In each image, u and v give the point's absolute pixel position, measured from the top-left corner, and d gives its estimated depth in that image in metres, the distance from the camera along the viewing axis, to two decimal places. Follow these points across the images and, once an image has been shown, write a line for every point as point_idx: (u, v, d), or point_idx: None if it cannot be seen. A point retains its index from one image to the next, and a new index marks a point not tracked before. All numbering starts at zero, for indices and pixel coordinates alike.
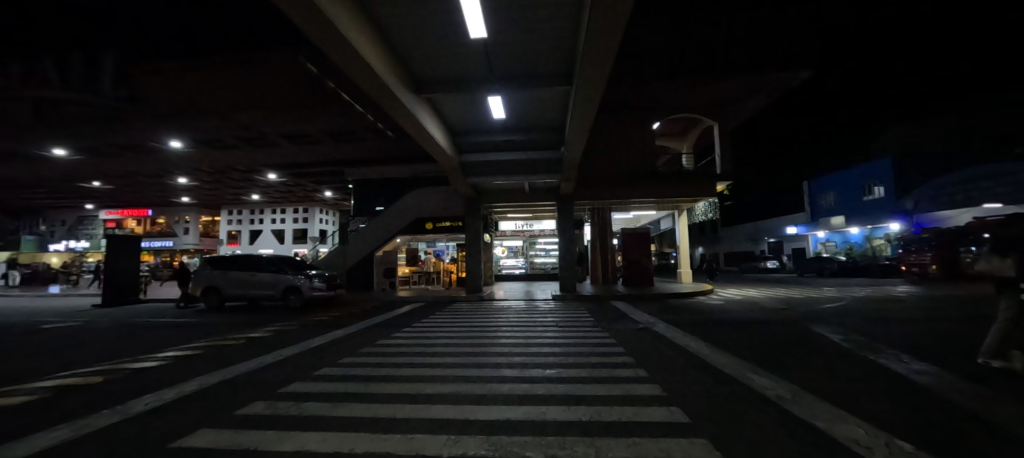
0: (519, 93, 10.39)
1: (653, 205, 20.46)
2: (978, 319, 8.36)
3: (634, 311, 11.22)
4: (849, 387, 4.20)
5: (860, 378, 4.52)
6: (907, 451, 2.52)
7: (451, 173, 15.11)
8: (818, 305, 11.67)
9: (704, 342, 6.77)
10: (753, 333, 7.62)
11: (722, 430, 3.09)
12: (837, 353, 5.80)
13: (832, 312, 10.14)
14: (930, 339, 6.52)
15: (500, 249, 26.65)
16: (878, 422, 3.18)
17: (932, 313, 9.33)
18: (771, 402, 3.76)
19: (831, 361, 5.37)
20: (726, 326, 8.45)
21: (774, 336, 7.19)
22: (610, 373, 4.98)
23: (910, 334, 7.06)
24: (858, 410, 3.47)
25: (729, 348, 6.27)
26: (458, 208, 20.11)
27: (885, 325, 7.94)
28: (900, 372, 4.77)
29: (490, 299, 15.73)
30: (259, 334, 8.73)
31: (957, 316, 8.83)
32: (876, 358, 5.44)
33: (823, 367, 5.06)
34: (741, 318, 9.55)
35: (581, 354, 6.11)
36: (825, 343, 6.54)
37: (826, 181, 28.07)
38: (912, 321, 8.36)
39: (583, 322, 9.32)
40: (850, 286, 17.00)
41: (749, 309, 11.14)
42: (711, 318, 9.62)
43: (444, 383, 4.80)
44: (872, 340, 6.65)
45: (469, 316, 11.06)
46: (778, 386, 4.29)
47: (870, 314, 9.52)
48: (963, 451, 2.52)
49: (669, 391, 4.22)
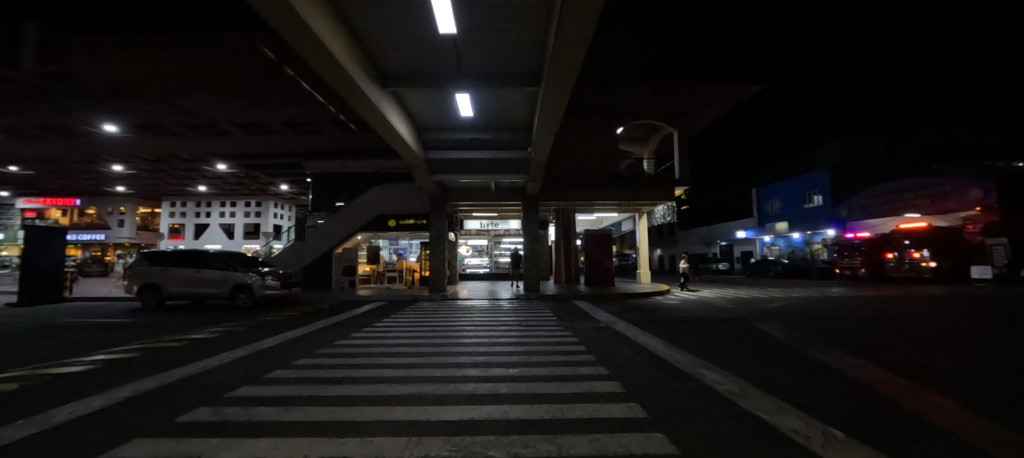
0: (487, 92, 10.35)
1: (615, 208, 21.07)
2: (885, 318, 9.28)
3: (597, 311, 11.48)
4: (791, 381, 4.50)
5: (803, 373, 4.77)
6: (840, 439, 2.75)
7: (416, 170, 14.80)
8: (764, 304, 12.44)
9: (663, 341, 6.97)
10: (703, 330, 8.07)
11: (677, 423, 3.25)
12: (777, 349, 6.22)
13: (774, 311, 10.80)
14: (860, 337, 7.05)
15: (465, 248, 26.40)
16: (813, 412, 3.45)
17: (862, 313, 10.10)
18: (722, 396, 3.96)
19: (773, 356, 5.75)
20: (681, 324, 8.84)
21: (722, 333, 7.63)
22: (572, 371, 5.07)
23: (843, 331, 7.62)
24: (797, 402, 3.73)
25: (685, 345, 6.53)
26: (423, 205, 19.85)
27: (825, 324, 8.46)
28: (835, 366, 5.14)
29: (453, 298, 15.55)
30: (203, 335, 8.17)
31: (877, 315, 9.66)
32: (813, 354, 5.84)
33: (765, 362, 5.43)
34: (694, 316, 10.07)
35: (544, 352, 6.19)
36: (768, 340, 6.98)
37: (773, 188, 30.27)
38: (842, 320, 9.04)
39: (546, 321, 9.47)
40: (793, 287, 18.28)
41: (703, 308, 11.59)
42: (667, 317, 10.07)
43: (406, 384, 4.68)
44: (810, 337, 7.15)
45: (430, 316, 10.87)
46: (728, 380, 4.53)
47: (805, 313, 10.33)
48: (885, 437, 2.80)
49: (628, 388, 4.34)
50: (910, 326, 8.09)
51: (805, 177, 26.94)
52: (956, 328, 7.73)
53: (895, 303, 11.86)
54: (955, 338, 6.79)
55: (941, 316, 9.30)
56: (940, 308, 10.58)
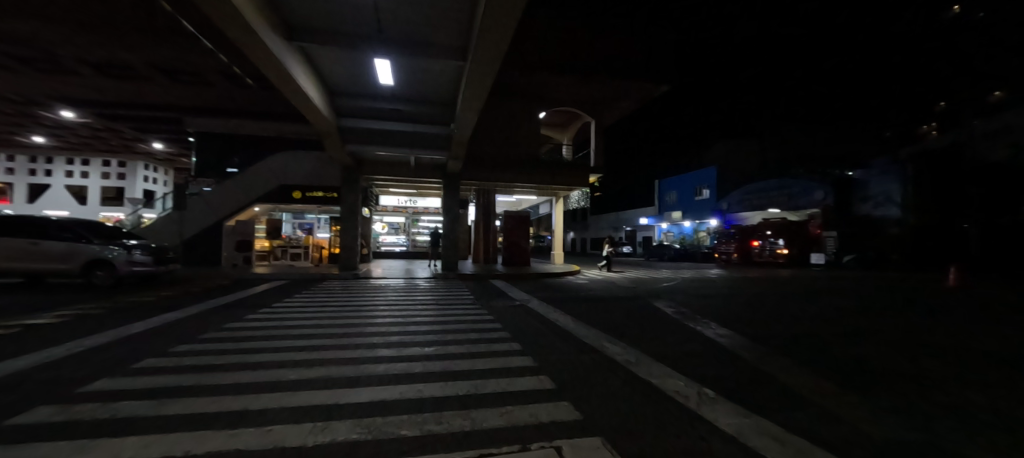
0: (408, 61, 9.81)
1: (534, 191, 21.83)
2: (735, 294, 11.20)
3: (513, 289, 11.97)
4: (678, 349, 5.19)
5: (688, 343, 5.53)
6: (711, 398, 3.28)
7: (326, 137, 13.59)
8: (659, 284, 14.19)
9: (571, 318, 7.47)
10: (606, 307, 8.88)
11: (581, 391, 3.56)
12: (666, 322, 7.11)
13: (669, 290, 12.25)
14: (730, 311, 8.36)
15: (381, 225, 26.19)
16: (693, 375, 4.03)
17: (719, 291, 11.94)
18: (622, 365, 4.41)
19: (663, 329, 6.55)
20: (587, 302, 9.62)
21: (622, 310, 8.48)
22: (487, 348, 5.23)
23: (719, 306, 8.95)
24: (681, 367, 4.32)
25: (591, 321, 7.12)
26: (334, 177, 18.60)
27: (690, 300, 9.86)
28: (710, 336, 6.04)
29: (365, 277, 14.82)
30: (41, 320, 6.71)
31: (734, 292, 11.61)
32: (696, 327, 6.75)
33: (658, 334, 6.17)
34: (600, 295, 11.03)
35: (461, 331, 6.27)
36: (662, 315, 7.91)
37: (672, 181, 34.08)
38: (718, 297, 10.60)
39: (462, 300, 9.59)
40: (680, 268, 21.02)
41: (603, 288, 12.71)
42: (575, 295, 10.90)
43: (313, 368, 4.37)
44: (695, 311, 8.27)
45: (340, 295, 10.25)
46: (627, 351, 5.07)
47: (690, 291, 11.89)
48: (743, 394, 3.41)
49: (540, 361, 4.62)
50: (757, 301, 9.84)
51: (699, 173, 30.76)
52: (779, 302, 9.56)
53: (751, 283, 14.20)
54: (780, 311, 8.39)
55: (772, 293, 11.43)
56: (778, 286, 12.92)
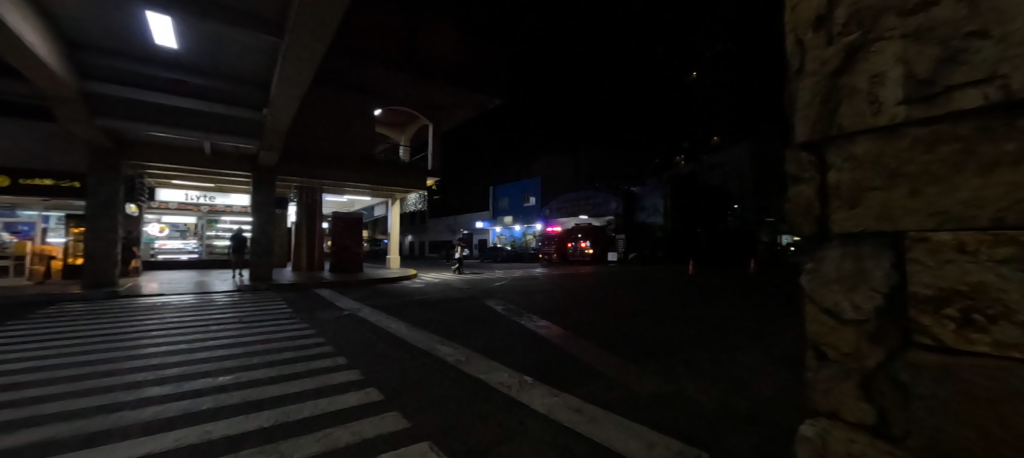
0: (194, 23, 7.44)
1: (369, 191, 19.45)
2: (534, 289, 12.59)
3: (341, 298, 10.81)
4: (504, 343, 5.64)
5: (511, 337, 6.05)
6: (530, 383, 3.71)
7: (55, 102, 9.25)
8: (491, 284, 15.25)
9: (409, 325, 7.18)
10: (438, 310, 8.91)
11: (412, 397, 3.51)
12: (492, 320, 7.59)
13: (500, 290, 13.11)
14: (544, 304, 9.46)
15: (158, 227, 19.30)
16: (516, 364, 4.47)
17: (534, 288, 13.06)
18: (451, 366, 4.53)
19: (490, 326, 6.97)
20: (418, 307, 9.40)
21: (455, 312, 8.67)
22: (306, 367, 4.63)
23: (540, 301, 10.00)
24: (505, 359, 4.71)
25: (424, 326, 7.07)
26: (76, 159, 12.86)
27: (520, 299, 10.37)
28: (530, 328, 6.68)
29: (128, 296, 10.86)
30: None
31: (542, 288, 13.11)
32: (521, 322, 7.29)
33: (486, 331, 6.56)
34: (434, 299, 10.93)
35: (273, 351, 5.36)
36: (493, 314, 8.37)
37: (506, 188, 37.09)
38: (539, 292, 11.77)
39: (276, 315, 8.15)
40: (511, 269, 22.79)
41: (444, 293, 12.19)
42: (408, 301, 10.55)
43: (7, 433, 2.98)
44: (521, 307, 9.02)
45: (73, 322, 7.22)
46: (457, 351, 5.25)
47: (521, 289, 13.00)
48: (554, 375, 3.98)
49: (367, 373, 4.37)
50: (558, 294, 11.36)
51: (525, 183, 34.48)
52: (577, 295, 11.11)
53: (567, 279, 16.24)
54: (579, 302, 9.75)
55: (576, 286, 13.25)
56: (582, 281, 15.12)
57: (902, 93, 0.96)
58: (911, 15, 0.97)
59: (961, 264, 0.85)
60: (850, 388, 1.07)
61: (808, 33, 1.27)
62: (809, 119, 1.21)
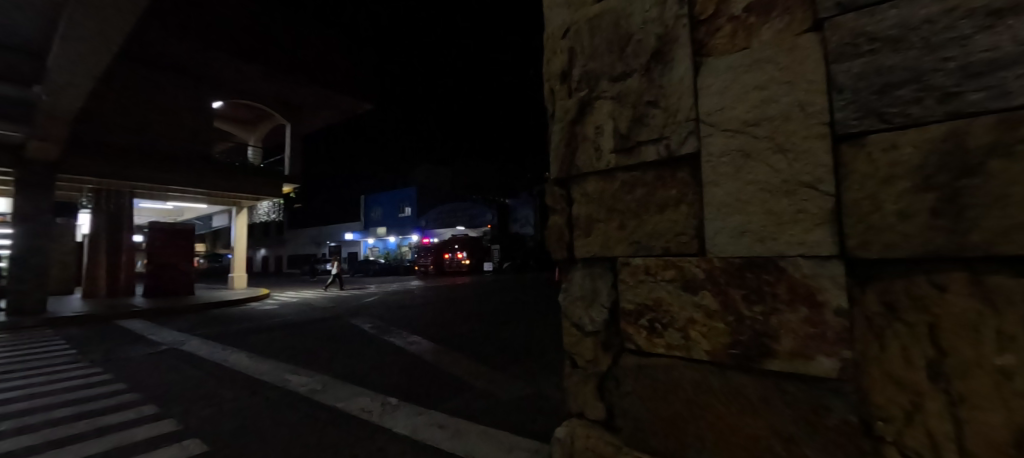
0: None
1: (203, 198, 13.97)
2: (399, 303, 9.65)
3: (160, 326, 7.81)
4: (373, 362, 4.71)
5: (378, 357, 4.90)
6: (393, 405, 3.31)
7: None
8: (364, 297, 11.51)
9: (248, 353, 5.28)
10: (289, 330, 6.81)
11: (247, 448, 2.61)
12: (357, 338, 5.96)
13: (374, 303, 9.90)
14: (417, 315, 7.72)
15: None
16: (381, 387, 3.81)
17: (411, 297, 10.91)
18: (300, 400, 3.49)
19: (353, 347, 5.41)
20: (255, 331, 6.80)
21: (312, 330, 6.72)
22: (77, 425, 3.02)
23: (424, 312, 8.06)
24: (368, 384, 3.91)
25: (271, 351, 5.36)
26: None
27: (395, 310, 8.46)
28: (401, 346, 5.38)
29: None
30: None
31: (430, 298, 10.33)
32: (388, 339, 5.80)
33: (350, 350, 5.27)
34: (292, 317, 8.08)
35: (8, 410, 3.37)
36: (354, 333, 6.32)
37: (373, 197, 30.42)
38: (429, 304, 9.24)
39: (14, 361, 5.25)
40: (386, 281, 18.52)
41: (298, 309, 9.35)
42: (248, 323, 7.66)
43: None
44: (390, 323, 7.01)
45: None
46: (312, 379, 4.07)
47: (402, 301, 10.00)
48: (423, 395, 3.58)
49: (189, 420, 3.07)
50: (437, 304, 9.32)
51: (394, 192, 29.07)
52: (456, 302, 9.59)
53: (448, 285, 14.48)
54: (461, 311, 8.28)
55: (455, 292, 11.75)
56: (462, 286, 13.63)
57: (613, 144, 1.24)
58: (615, 83, 1.26)
59: (645, 285, 1.15)
60: (590, 389, 1.33)
61: (555, 83, 1.51)
62: (560, 156, 1.43)
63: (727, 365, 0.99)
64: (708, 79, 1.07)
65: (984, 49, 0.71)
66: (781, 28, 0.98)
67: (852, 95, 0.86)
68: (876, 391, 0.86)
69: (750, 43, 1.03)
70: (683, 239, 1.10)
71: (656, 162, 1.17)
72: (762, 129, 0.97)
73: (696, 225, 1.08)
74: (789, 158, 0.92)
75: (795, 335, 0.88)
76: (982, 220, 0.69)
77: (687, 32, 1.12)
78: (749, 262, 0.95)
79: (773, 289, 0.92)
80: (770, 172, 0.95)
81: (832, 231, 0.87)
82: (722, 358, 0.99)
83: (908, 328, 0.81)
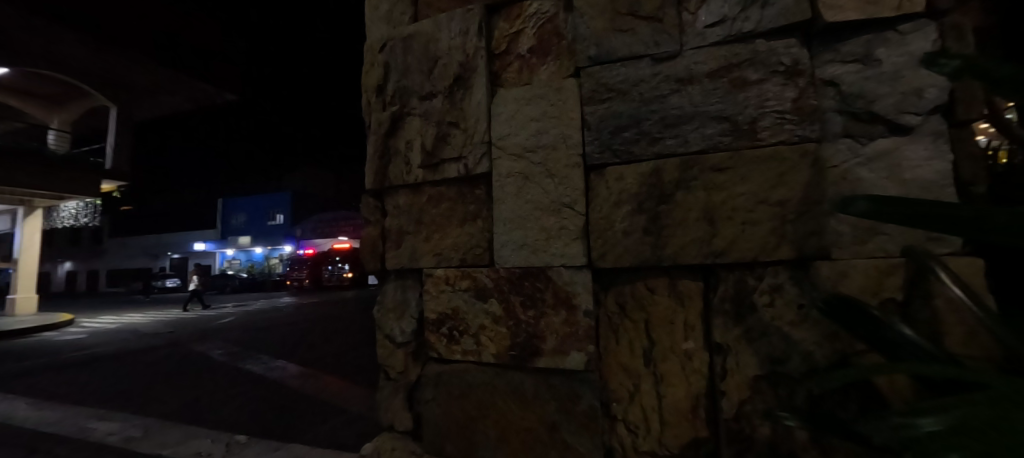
0: None
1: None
2: (258, 324, 8.32)
3: None
4: (220, 394, 3.98)
5: (230, 387, 4.20)
6: (241, 442, 2.84)
7: None
8: (219, 319, 9.64)
9: (28, 401, 3.97)
10: (98, 366, 5.32)
11: None
12: (200, 368, 5.00)
13: (229, 325, 8.44)
14: (280, 336, 6.80)
15: None
16: (226, 425, 3.22)
17: (282, 314, 9.58)
18: (110, 451, 2.76)
19: (197, 378, 4.59)
20: (39, 372, 5.15)
21: (133, 364, 5.36)
22: None
23: (291, 332, 7.16)
24: (210, 422, 3.28)
25: (70, 395, 4.13)
26: None
27: (257, 331, 7.38)
28: (258, 373, 4.70)
29: None
30: None
31: (300, 316, 9.10)
32: (244, 367, 4.99)
33: (194, 383, 4.40)
34: (103, 350, 6.35)
35: None
36: (202, 360, 5.40)
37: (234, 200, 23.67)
38: (295, 323, 8.15)
39: None
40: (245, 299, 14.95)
41: (119, 338, 7.43)
42: (22, 364, 5.69)
43: None
44: (246, 347, 6.05)
45: None
46: (130, 424, 3.26)
47: (266, 321, 8.68)
48: (282, 428, 3.13)
49: None
50: (307, 322, 8.27)
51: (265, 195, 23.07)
52: (335, 318, 8.70)
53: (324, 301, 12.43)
54: (339, 326, 7.62)
55: (336, 307, 10.59)
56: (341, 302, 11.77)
57: (420, 160, 1.16)
58: (423, 101, 1.18)
59: (446, 295, 1.10)
60: (399, 402, 1.18)
61: (370, 96, 1.28)
62: (371, 169, 1.25)
63: (509, 365, 1.01)
64: (499, 106, 1.09)
65: (674, 109, 0.93)
66: (550, 74, 1.08)
67: (594, 136, 0.99)
68: (611, 377, 0.96)
69: (530, 80, 1.10)
70: (477, 251, 1.09)
71: (457, 180, 1.14)
72: (537, 155, 1.02)
73: (487, 237, 1.08)
74: (554, 182, 1.00)
75: (557, 336, 0.96)
76: (675, 240, 0.89)
77: (485, 62, 1.12)
78: (525, 272, 1.00)
79: (542, 295, 0.99)
80: (537, 195, 1.02)
81: (590, 241, 0.96)
82: (504, 359, 1.01)
83: (633, 323, 0.95)
